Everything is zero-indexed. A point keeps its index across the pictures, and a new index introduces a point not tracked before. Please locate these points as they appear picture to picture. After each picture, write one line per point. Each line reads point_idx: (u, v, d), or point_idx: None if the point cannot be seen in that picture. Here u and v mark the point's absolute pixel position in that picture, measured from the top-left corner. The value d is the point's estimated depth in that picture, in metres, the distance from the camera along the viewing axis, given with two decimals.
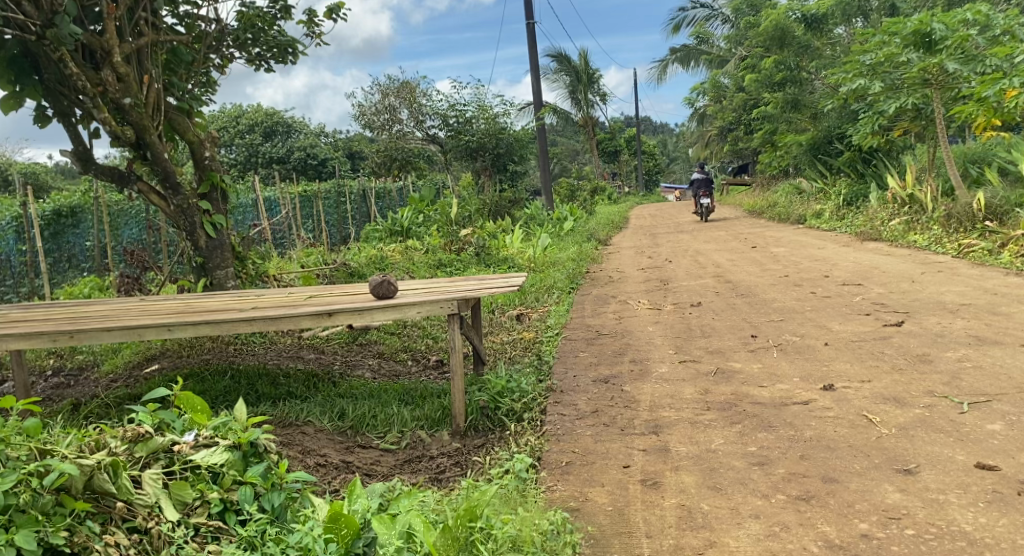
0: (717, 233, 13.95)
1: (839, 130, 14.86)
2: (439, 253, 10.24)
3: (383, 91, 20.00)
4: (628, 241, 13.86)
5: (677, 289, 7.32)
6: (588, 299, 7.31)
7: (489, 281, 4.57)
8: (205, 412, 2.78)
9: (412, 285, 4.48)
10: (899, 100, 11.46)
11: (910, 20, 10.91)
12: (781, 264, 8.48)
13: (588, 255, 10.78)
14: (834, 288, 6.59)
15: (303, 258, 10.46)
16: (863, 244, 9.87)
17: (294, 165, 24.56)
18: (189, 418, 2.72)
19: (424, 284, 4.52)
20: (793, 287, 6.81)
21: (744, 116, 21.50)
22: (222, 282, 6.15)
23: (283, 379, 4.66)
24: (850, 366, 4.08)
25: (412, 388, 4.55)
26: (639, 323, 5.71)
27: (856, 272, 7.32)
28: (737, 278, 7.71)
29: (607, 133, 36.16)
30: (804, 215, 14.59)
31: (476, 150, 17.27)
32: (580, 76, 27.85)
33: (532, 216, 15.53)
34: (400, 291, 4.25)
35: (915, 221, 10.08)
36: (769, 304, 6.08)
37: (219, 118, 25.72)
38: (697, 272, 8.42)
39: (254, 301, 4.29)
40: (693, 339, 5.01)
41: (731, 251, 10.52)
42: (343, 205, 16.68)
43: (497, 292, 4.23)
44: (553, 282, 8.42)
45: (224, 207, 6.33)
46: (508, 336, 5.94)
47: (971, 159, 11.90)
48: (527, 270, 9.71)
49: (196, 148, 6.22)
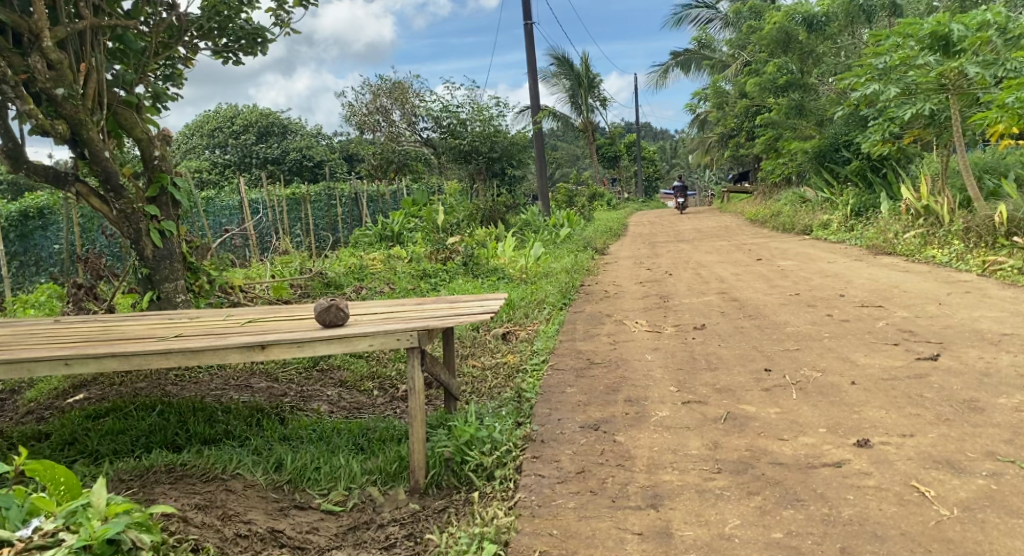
0: (720, 243, 13.33)
1: (847, 137, 14.26)
2: (424, 262, 9.62)
3: (375, 91, 19.42)
4: (627, 251, 13.23)
5: (678, 307, 6.68)
6: (581, 318, 6.66)
7: (463, 306, 3.94)
8: (59, 491, 2.51)
9: (373, 310, 3.86)
10: (915, 106, 10.85)
11: (926, 21, 10.31)
12: (790, 280, 7.86)
13: (584, 266, 10.17)
14: (852, 310, 5.96)
15: (283, 266, 9.85)
16: (875, 259, 9.24)
17: (290, 167, 23.99)
18: (32, 504, 2.43)
19: (384, 309, 3.89)
20: (806, 308, 6.19)
21: (747, 122, 20.90)
22: (171, 296, 5.51)
23: (221, 415, 4.00)
24: (885, 413, 3.44)
25: (371, 429, 3.89)
26: (635, 349, 5.07)
27: (874, 291, 6.69)
28: (742, 296, 7.08)
29: (607, 139, 35.55)
30: (810, 225, 13.98)
31: (469, 153, 16.68)
32: (580, 80, 27.26)
33: (527, 222, 14.94)
34: (354, 318, 3.62)
35: (932, 235, 9.46)
36: (781, 329, 5.44)
37: (213, 118, 25.08)
38: (699, 288, 7.79)
39: (183, 327, 3.65)
40: (697, 371, 4.37)
41: (735, 264, 9.89)
42: (332, 209, 16.08)
43: (468, 319, 3.59)
44: (544, 297, 7.80)
45: (176, 213, 5.69)
46: (488, 362, 5.29)
47: (987, 168, 11.29)
48: (517, 282, 9.09)
49: (145, 146, 5.60)
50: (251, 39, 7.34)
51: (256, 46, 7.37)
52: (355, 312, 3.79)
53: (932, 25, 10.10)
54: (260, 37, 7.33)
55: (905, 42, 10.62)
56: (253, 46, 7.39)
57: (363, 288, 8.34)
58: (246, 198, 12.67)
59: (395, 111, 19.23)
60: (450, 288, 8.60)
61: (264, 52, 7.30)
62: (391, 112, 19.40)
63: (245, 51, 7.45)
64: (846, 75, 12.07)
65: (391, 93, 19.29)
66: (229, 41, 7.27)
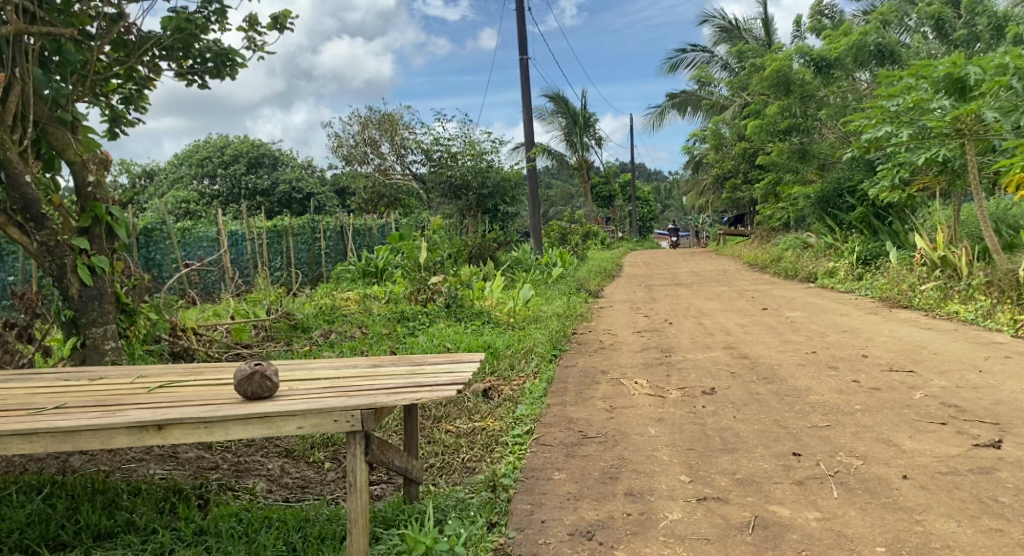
0: (720, 289, 12.66)
1: (850, 182, 13.75)
2: (404, 304, 8.88)
3: (364, 123, 18.80)
4: (622, 294, 12.56)
5: (681, 365, 5.95)
6: (571, 374, 5.92)
7: (430, 371, 3.22)
8: None
9: (320, 374, 3.14)
10: (928, 150, 10.26)
11: (941, 63, 9.70)
12: (802, 335, 7.18)
13: (577, 310, 9.47)
14: (880, 375, 5.25)
15: (251, 304, 9.11)
16: (889, 312, 8.57)
17: (280, 199, 23.41)
18: None
19: (333, 374, 3.16)
20: (827, 371, 5.48)
21: (745, 165, 20.43)
22: (98, 342, 4.83)
23: (126, 499, 3.25)
24: (955, 526, 2.74)
25: (310, 522, 3.14)
26: (636, 419, 4.33)
27: (899, 352, 6.01)
28: (752, 352, 6.36)
29: (601, 178, 35.10)
30: (814, 273, 13.34)
31: (460, 188, 16.05)
32: (576, 118, 26.87)
33: (519, 261, 14.31)
34: (290, 386, 2.90)
35: (950, 288, 8.82)
36: (802, 398, 4.72)
37: (203, 147, 24.33)
38: (702, 341, 7.08)
39: (67, 393, 2.91)
40: (712, 455, 3.64)
41: (738, 314, 9.18)
42: (317, 242, 15.38)
43: (431, 391, 2.86)
44: (532, 348, 7.07)
45: (110, 246, 5.04)
46: (463, 430, 4.56)
47: (999, 218, 10.74)
48: (504, 326, 8.37)
49: (78, 170, 4.96)
50: (220, 60, 6.68)
51: (223, 69, 6.71)
52: (294, 377, 3.07)
53: (947, 66, 9.53)
54: (230, 59, 6.68)
55: (917, 85, 10.05)
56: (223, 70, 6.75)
57: (331, 333, 7.61)
58: (225, 231, 11.96)
59: (385, 144, 18.63)
60: (430, 331, 7.86)
61: (232, 74, 6.62)
62: (381, 145, 18.78)
63: (212, 75, 6.77)
64: (855, 117, 11.51)
65: (380, 125, 18.61)
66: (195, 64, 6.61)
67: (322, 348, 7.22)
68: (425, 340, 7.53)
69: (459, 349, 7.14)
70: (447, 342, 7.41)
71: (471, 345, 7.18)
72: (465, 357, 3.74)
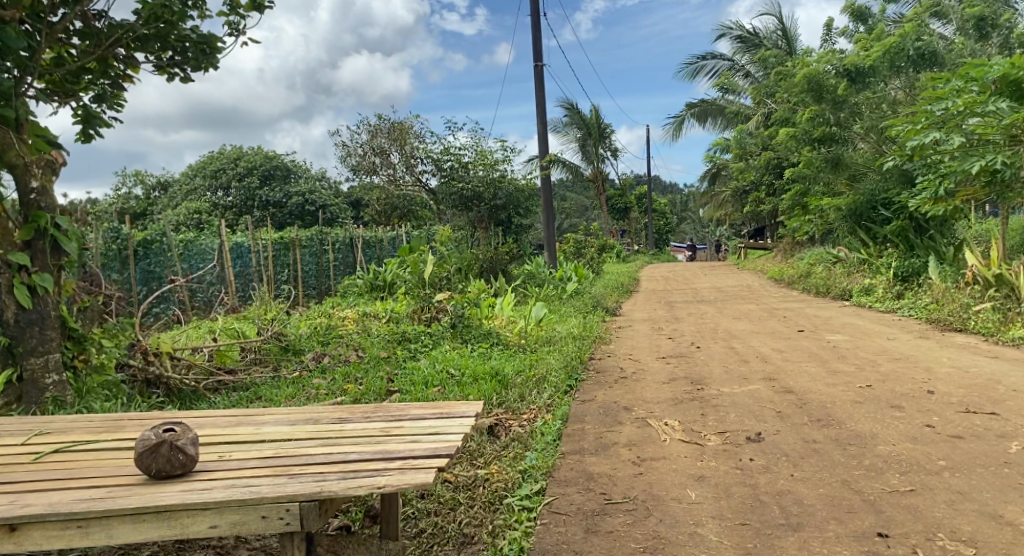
0: (747, 307, 11.86)
1: (885, 195, 12.91)
2: (406, 323, 8.14)
3: (373, 131, 18.07)
4: (642, 311, 11.79)
5: (718, 401, 5.18)
6: (589, 409, 5.17)
7: (408, 430, 2.97)
8: None
9: (270, 435, 2.92)
10: (982, 159, 9.45)
11: (995, 64, 8.94)
12: (850, 364, 6.40)
13: (595, 331, 8.73)
14: (957, 418, 4.48)
15: (245, 323, 8.40)
16: (943, 338, 7.75)
17: (292, 210, 22.86)
18: None
19: (289, 432, 2.94)
20: (891, 411, 4.70)
21: (770, 176, 19.61)
22: (37, 376, 4.23)
23: None
24: None
25: None
26: (670, 476, 3.59)
27: (971, 387, 5.23)
28: (798, 385, 5.59)
29: (617, 190, 34.27)
30: (847, 290, 12.49)
31: (471, 200, 15.33)
32: (591, 128, 26.17)
33: (533, 274, 13.66)
34: (227, 457, 2.68)
35: (1010, 311, 8.01)
36: (870, 448, 3.95)
37: (216, 158, 23.77)
38: (737, 370, 6.30)
39: None
40: (774, 534, 2.93)
41: (772, 336, 8.38)
42: (325, 255, 14.71)
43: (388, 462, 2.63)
44: (545, 377, 6.32)
45: (55, 263, 4.39)
46: (467, 477, 3.86)
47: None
48: (514, 349, 7.65)
49: (19, 174, 4.25)
50: (201, 49, 5.52)
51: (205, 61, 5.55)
52: (243, 441, 2.86)
53: (1004, 67, 8.76)
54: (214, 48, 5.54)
55: (968, 87, 9.33)
56: (207, 59, 5.58)
57: (324, 356, 6.88)
58: (227, 244, 11.37)
59: (394, 153, 17.93)
60: (433, 354, 7.14)
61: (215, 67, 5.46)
62: (391, 154, 18.08)
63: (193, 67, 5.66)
64: (897, 122, 10.71)
65: (390, 133, 17.87)
66: (173, 55, 5.46)
67: (312, 374, 6.47)
68: (427, 364, 6.78)
69: (464, 377, 6.40)
70: (450, 368, 6.64)
71: (477, 371, 6.45)
72: (459, 410, 3.38)
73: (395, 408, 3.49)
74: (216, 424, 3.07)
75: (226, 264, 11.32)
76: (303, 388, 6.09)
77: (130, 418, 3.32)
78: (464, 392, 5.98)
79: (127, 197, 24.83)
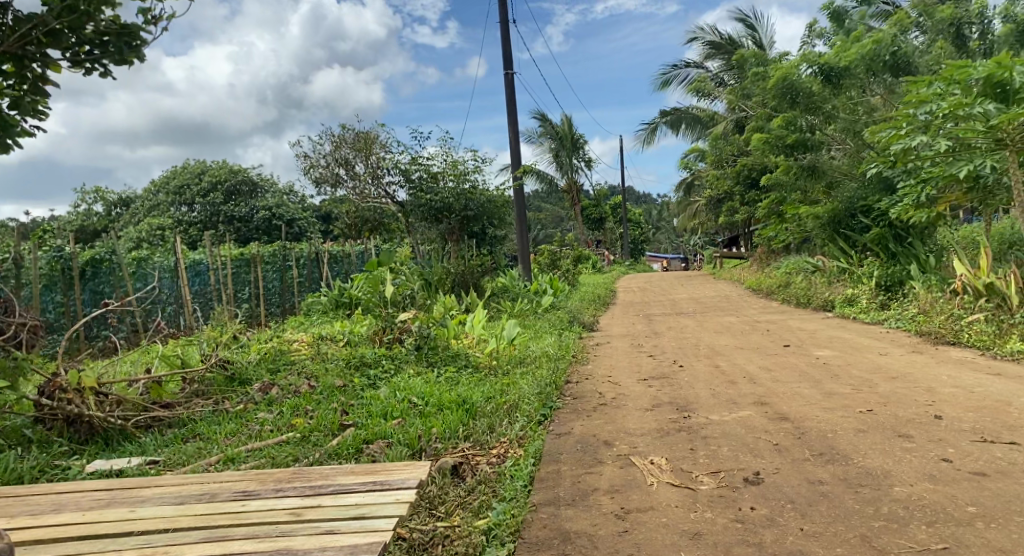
0: (728, 320, 11.40)
1: (863, 202, 12.56)
2: (365, 347, 7.53)
3: (337, 142, 17.38)
4: (619, 326, 11.28)
5: (707, 432, 4.66)
6: (565, 444, 4.62)
7: (312, 518, 3.12)
8: None
9: (149, 520, 3.16)
10: (969, 164, 9.13)
11: (979, 65, 8.59)
12: (845, 384, 5.93)
13: (570, 350, 8.20)
14: (975, 449, 4.00)
15: (192, 349, 7.73)
16: (937, 352, 7.32)
17: (258, 226, 22.11)
18: None
19: (188, 523, 3.12)
20: (900, 441, 4.20)
21: (745, 184, 19.26)
22: None
23: None
24: None
25: None
26: (660, 536, 3.12)
27: (981, 410, 4.78)
28: (793, 411, 5.08)
29: (591, 200, 33.84)
30: (828, 301, 12.06)
31: (441, 212, 14.67)
32: (564, 138, 25.72)
33: (505, 288, 13.15)
34: None
35: (1006, 322, 7.61)
36: (887, 490, 3.46)
37: (181, 173, 22.95)
38: (724, 393, 5.78)
39: None
40: None
41: (756, 353, 7.90)
42: (290, 271, 14.03)
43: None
44: (517, 405, 5.76)
45: None
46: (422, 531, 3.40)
47: (1011, 240, 10.14)
48: (484, 372, 7.10)
49: None
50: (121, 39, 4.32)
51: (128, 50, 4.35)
52: (136, 535, 3.04)
53: (987, 68, 8.41)
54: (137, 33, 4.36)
55: (951, 90, 8.97)
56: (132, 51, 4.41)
57: (272, 387, 6.26)
58: (183, 263, 10.69)
59: (359, 164, 17.27)
60: (395, 381, 6.55)
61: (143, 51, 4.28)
62: (355, 166, 17.43)
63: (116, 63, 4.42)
64: (879, 127, 10.33)
65: (355, 144, 17.22)
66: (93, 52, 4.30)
67: (257, 407, 5.89)
68: (387, 392, 6.19)
69: (427, 406, 5.82)
70: (412, 397, 6.04)
71: (443, 398, 5.89)
72: (397, 481, 3.50)
73: (316, 473, 3.67)
74: (112, 514, 3.24)
75: (182, 284, 10.65)
76: (246, 424, 5.51)
77: (38, 499, 3.48)
78: (427, 424, 5.39)
79: (88, 215, 23.89)
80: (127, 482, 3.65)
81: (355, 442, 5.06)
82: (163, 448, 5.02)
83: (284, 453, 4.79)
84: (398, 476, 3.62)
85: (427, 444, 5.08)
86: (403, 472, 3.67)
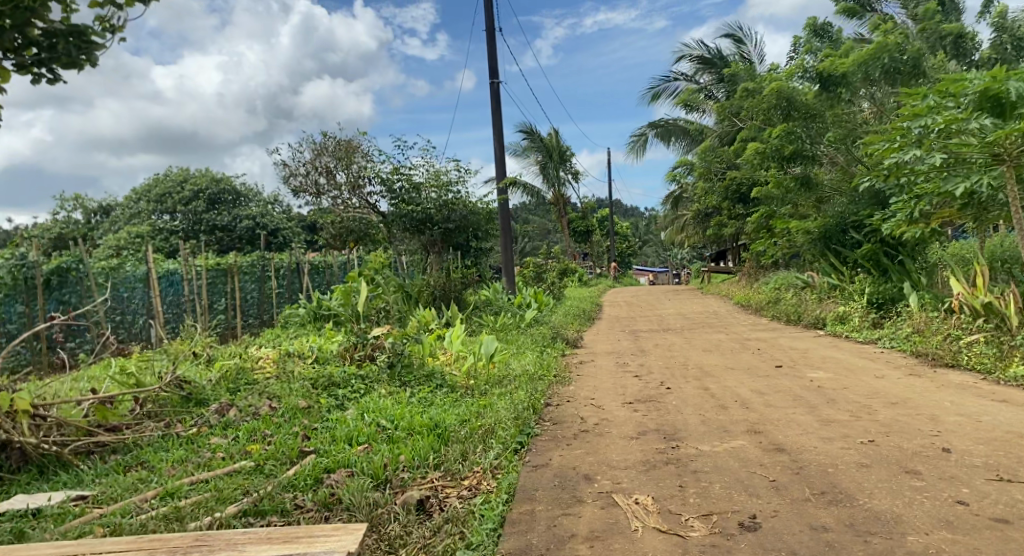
0: (717, 337, 11.02)
1: (854, 217, 12.25)
2: (334, 365, 7.08)
3: (318, 150, 16.93)
4: (605, 343, 10.88)
5: (697, 466, 4.26)
6: (542, 479, 4.22)
7: None
8: None
9: None
10: (967, 180, 8.80)
11: (976, 78, 8.30)
12: (843, 411, 5.54)
13: (552, 369, 7.79)
14: (993, 490, 3.63)
15: (153, 366, 7.27)
16: (936, 375, 6.95)
17: (241, 235, 21.63)
18: None
19: None
20: (908, 478, 3.83)
21: (734, 198, 18.96)
22: None
23: None
24: None
25: None
26: None
27: (992, 444, 4.40)
28: (788, 442, 4.69)
29: (578, 213, 33.53)
30: (817, 319, 11.73)
31: (423, 223, 14.25)
32: (551, 151, 25.41)
33: (488, 301, 12.76)
34: None
35: (1007, 344, 7.27)
36: (900, 543, 3.10)
37: (162, 181, 22.42)
38: (715, 420, 5.38)
39: None
40: None
41: (747, 374, 7.51)
42: (268, 282, 13.58)
43: None
44: (492, 430, 5.34)
45: None
46: None
47: (1005, 258, 9.87)
48: (459, 392, 6.67)
49: None
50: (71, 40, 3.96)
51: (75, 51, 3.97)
52: None
53: (983, 81, 8.12)
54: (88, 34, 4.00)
55: (946, 103, 8.65)
56: (84, 56, 4.02)
57: (230, 409, 5.83)
58: (155, 273, 10.19)
59: (340, 172, 16.82)
60: (363, 402, 6.12)
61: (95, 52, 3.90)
62: (337, 174, 17.00)
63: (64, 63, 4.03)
64: (872, 140, 10.01)
65: (336, 152, 16.79)
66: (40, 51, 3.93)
67: (211, 431, 5.46)
68: (354, 415, 5.75)
69: (397, 430, 5.39)
70: (381, 420, 5.61)
71: (413, 422, 5.46)
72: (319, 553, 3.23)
73: (225, 539, 3.46)
74: None
75: (153, 295, 10.13)
76: (198, 451, 5.07)
77: None
78: (394, 451, 4.96)
79: (67, 222, 23.32)
80: (11, 548, 3.42)
81: (315, 472, 4.60)
82: (99, 480, 4.61)
83: (232, 486, 4.36)
84: (323, 539, 3.40)
85: (393, 474, 4.65)
86: (330, 534, 3.46)
